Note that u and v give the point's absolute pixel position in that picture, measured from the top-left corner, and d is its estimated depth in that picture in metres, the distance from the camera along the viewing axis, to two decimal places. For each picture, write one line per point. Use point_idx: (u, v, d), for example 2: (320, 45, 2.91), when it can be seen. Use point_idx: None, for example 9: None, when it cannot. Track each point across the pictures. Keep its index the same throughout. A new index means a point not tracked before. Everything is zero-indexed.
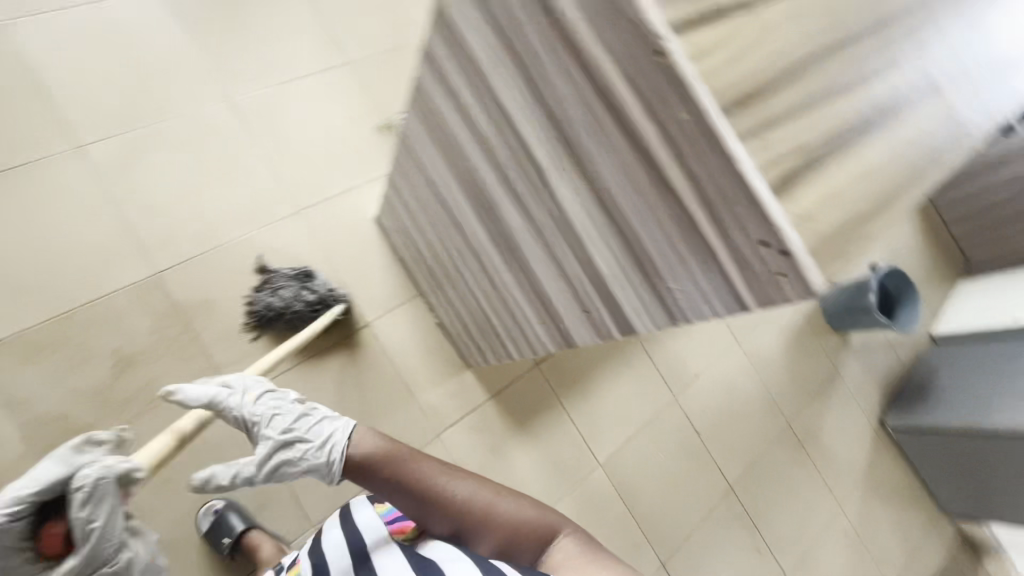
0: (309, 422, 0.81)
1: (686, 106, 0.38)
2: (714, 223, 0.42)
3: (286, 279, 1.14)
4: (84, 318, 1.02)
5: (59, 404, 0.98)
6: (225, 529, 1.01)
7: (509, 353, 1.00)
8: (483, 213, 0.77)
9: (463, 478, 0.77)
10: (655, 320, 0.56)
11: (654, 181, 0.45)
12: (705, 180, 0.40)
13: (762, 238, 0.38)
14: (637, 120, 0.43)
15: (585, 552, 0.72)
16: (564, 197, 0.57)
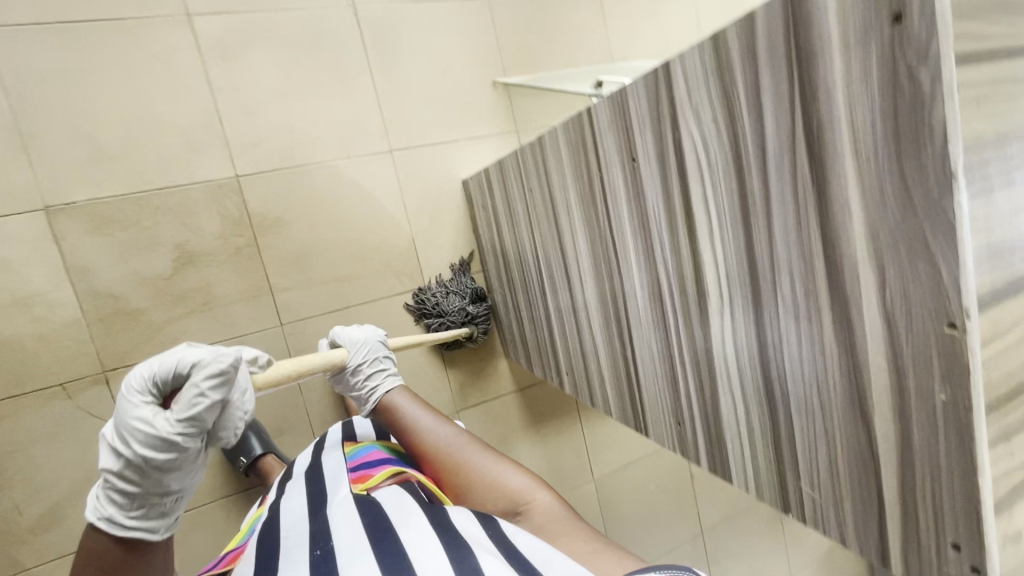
0: (372, 363, 0.82)
1: (949, 383, 0.33)
2: (900, 485, 0.38)
3: (461, 287, 1.19)
4: (157, 203, 0.99)
5: (117, 282, 0.97)
6: (241, 450, 1.03)
7: (560, 379, 0.97)
8: (601, 267, 0.71)
9: (466, 441, 0.76)
10: (756, 487, 0.53)
11: (849, 402, 0.40)
12: (918, 449, 0.36)
13: (958, 542, 0.35)
14: (869, 346, 0.37)
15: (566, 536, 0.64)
16: (717, 329, 0.52)
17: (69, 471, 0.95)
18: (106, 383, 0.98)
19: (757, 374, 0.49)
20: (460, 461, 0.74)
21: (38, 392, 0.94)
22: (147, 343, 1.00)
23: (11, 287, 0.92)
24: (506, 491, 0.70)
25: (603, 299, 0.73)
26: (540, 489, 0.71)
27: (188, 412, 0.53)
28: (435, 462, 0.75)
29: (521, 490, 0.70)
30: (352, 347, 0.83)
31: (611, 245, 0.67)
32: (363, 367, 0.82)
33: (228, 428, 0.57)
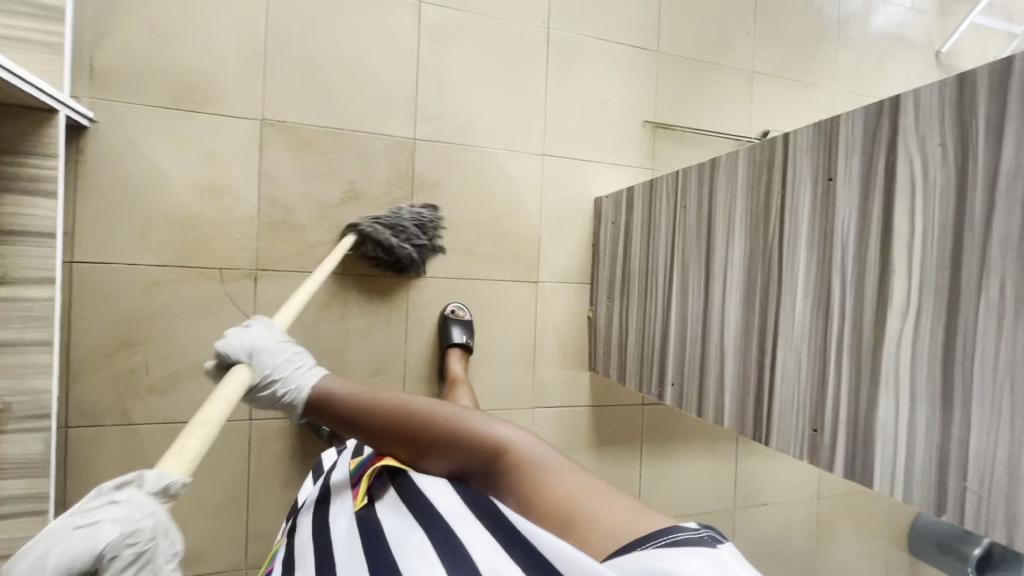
0: (282, 368, 0.75)
1: None
2: None
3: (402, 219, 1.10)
4: (346, 141, 1.13)
5: (292, 197, 1.10)
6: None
7: (660, 392, 1.01)
8: (756, 277, 0.77)
9: (424, 403, 0.72)
10: (904, 490, 0.55)
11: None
12: None
13: None
14: None
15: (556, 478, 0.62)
16: (893, 332, 0.57)
17: (200, 347, 1.05)
18: (254, 279, 1.08)
19: (934, 378, 0.53)
20: (428, 428, 0.71)
21: (199, 270, 1.05)
22: (296, 257, 1.10)
23: (212, 176, 1.05)
24: (485, 442, 0.68)
25: (749, 310, 0.78)
26: (514, 430, 0.68)
27: None
28: (404, 433, 0.72)
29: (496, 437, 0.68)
30: (254, 359, 0.73)
31: (777, 258, 0.73)
32: (272, 377, 0.74)
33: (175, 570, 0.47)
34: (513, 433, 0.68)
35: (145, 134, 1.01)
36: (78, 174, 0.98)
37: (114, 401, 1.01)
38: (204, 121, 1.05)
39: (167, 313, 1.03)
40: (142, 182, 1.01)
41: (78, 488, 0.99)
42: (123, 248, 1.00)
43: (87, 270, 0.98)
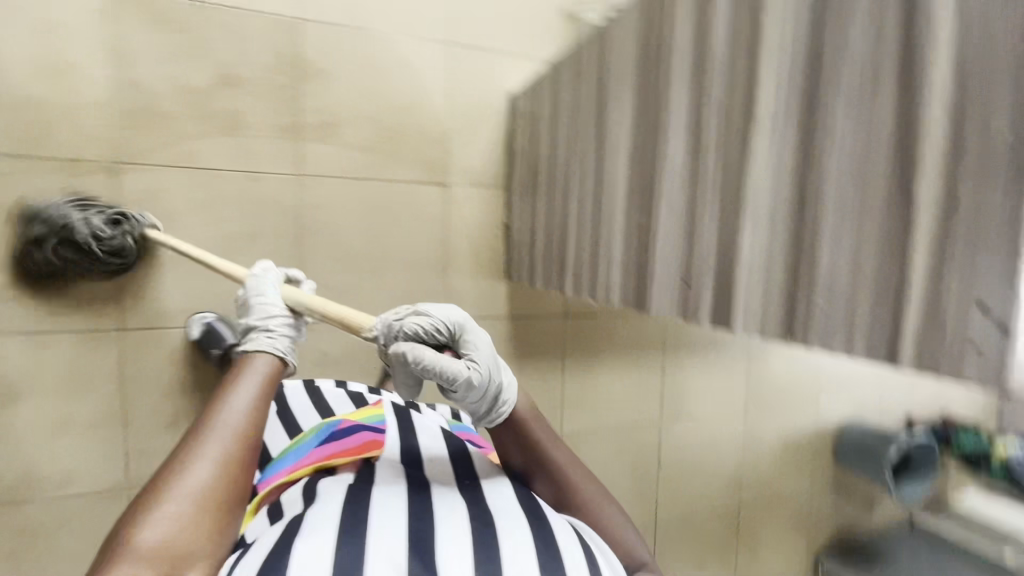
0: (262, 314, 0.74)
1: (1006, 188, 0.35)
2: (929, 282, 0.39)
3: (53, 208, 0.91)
4: (214, 17, 0.99)
5: (152, 81, 0.97)
6: (217, 339, 0.98)
7: (560, 285, 0.97)
8: (639, 134, 0.71)
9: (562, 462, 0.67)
10: (780, 325, 0.50)
11: (892, 184, 0.41)
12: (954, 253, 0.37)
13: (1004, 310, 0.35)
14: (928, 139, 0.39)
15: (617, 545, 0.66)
16: (759, 146, 0.51)
17: None
18: (112, 175, 0.96)
19: (791, 192, 0.49)
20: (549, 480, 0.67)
21: (44, 162, 0.92)
22: (163, 149, 0.98)
23: (50, 53, 0.91)
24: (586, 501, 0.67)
25: (634, 173, 0.72)
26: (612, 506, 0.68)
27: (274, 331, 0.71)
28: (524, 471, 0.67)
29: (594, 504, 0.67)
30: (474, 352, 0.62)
31: (659, 103, 0.66)
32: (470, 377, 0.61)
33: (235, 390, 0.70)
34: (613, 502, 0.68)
35: None
36: None
37: None
38: None
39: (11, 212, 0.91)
40: None
41: None
42: None
43: None
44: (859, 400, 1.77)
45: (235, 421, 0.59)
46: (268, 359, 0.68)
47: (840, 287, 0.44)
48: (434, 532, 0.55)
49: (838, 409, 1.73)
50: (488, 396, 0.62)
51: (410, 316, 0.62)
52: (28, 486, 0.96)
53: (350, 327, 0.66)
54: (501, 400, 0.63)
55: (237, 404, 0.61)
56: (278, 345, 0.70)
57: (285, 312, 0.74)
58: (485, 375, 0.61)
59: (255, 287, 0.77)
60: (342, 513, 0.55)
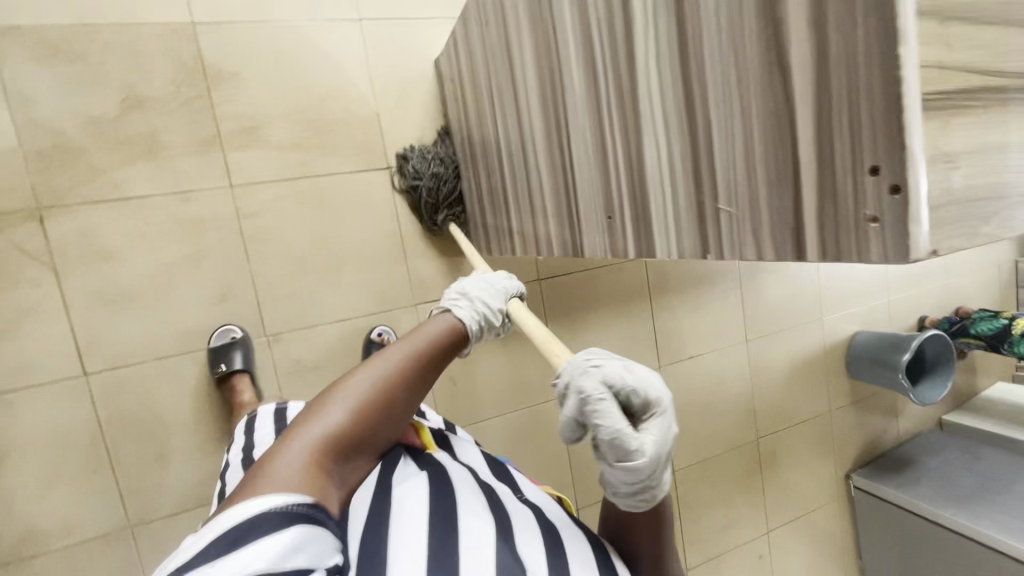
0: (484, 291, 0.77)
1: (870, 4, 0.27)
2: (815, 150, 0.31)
3: None
4: (107, 39, 0.95)
5: (57, 117, 0.93)
6: (226, 357, 1.00)
7: (510, 249, 0.91)
8: (543, 66, 0.65)
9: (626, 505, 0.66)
10: (693, 237, 0.44)
11: (758, 39, 0.34)
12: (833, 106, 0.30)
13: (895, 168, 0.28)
14: None
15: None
16: (639, 40, 0.45)
17: None
18: (40, 221, 0.94)
19: (675, 82, 0.42)
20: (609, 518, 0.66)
21: None
22: (85, 186, 0.95)
23: None
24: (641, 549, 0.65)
25: (546, 111, 0.66)
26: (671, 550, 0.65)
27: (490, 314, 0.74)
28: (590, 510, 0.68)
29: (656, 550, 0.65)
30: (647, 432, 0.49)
31: (551, 26, 0.61)
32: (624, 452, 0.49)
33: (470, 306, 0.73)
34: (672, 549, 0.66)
35: None
36: None
37: None
38: None
39: None
40: None
41: None
42: None
43: None
44: (866, 310, 1.71)
45: (404, 362, 0.67)
46: (447, 323, 0.72)
47: (733, 179, 0.38)
48: (509, 523, 0.61)
49: (844, 323, 1.68)
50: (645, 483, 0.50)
51: (599, 377, 0.50)
52: (29, 542, 0.96)
53: (549, 361, 0.59)
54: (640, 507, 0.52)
55: (407, 352, 0.67)
56: (464, 313, 0.72)
57: (495, 302, 0.74)
58: (663, 466, 0.49)
59: (473, 293, 0.75)
60: (433, 497, 0.62)
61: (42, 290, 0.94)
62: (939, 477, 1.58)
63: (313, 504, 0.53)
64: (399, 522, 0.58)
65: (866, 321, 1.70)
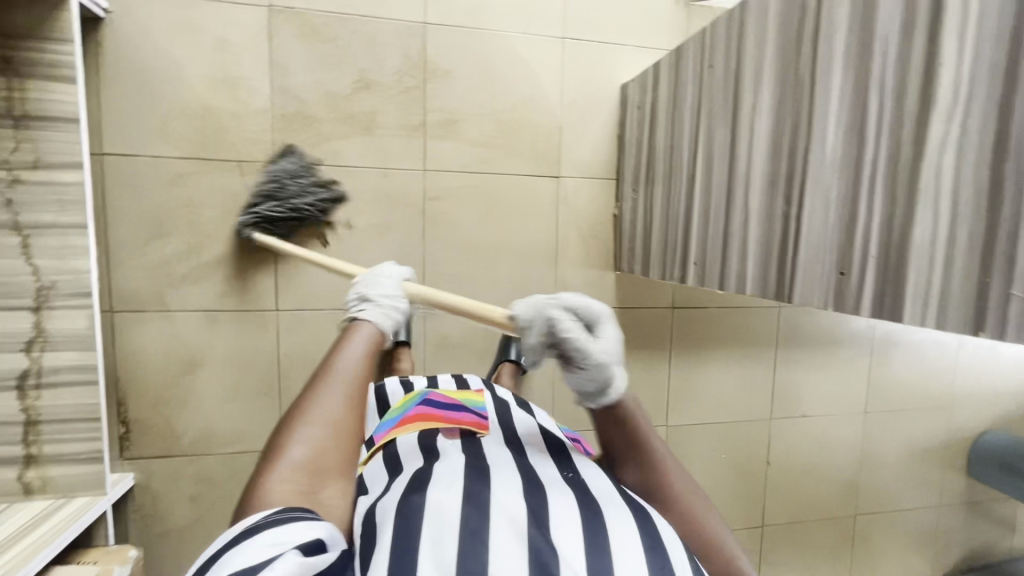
0: (378, 295, 0.72)
1: None
2: None
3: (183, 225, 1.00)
4: (355, 28, 1.09)
5: (303, 88, 1.08)
6: None
7: (681, 275, 0.96)
8: (781, 119, 0.70)
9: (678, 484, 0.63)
10: (968, 316, 0.46)
11: None
12: None
13: None
14: None
15: None
16: (939, 121, 0.49)
17: (222, 236, 1.08)
18: (271, 173, 1.09)
19: (981, 169, 0.45)
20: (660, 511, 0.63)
21: (219, 163, 1.07)
22: (311, 149, 1.10)
23: (224, 67, 1.05)
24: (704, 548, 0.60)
25: (774, 161, 0.71)
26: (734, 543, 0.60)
27: (393, 312, 0.71)
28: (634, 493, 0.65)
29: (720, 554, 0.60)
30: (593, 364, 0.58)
31: (807, 84, 0.65)
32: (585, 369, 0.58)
33: (384, 312, 0.71)
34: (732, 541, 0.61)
35: (158, 25, 1.02)
36: (98, 70, 1.01)
37: (151, 285, 1.06)
38: (212, 10, 1.03)
39: (195, 205, 1.06)
40: (160, 77, 1.03)
41: (125, 367, 1.06)
42: (150, 142, 1.04)
43: (119, 163, 1.03)
44: None
45: (350, 368, 0.61)
46: (371, 329, 0.69)
47: None
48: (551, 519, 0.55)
49: (975, 418, 1.57)
50: (599, 381, 0.59)
51: (564, 303, 0.59)
52: (204, 441, 1.11)
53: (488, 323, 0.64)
54: (614, 392, 0.59)
55: (344, 357, 0.62)
56: (383, 317, 0.70)
57: (401, 297, 0.73)
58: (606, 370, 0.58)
59: (381, 271, 0.78)
60: (463, 500, 0.55)
61: (260, 231, 1.09)
62: None
63: (289, 509, 0.49)
64: (426, 518, 0.52)
65: None
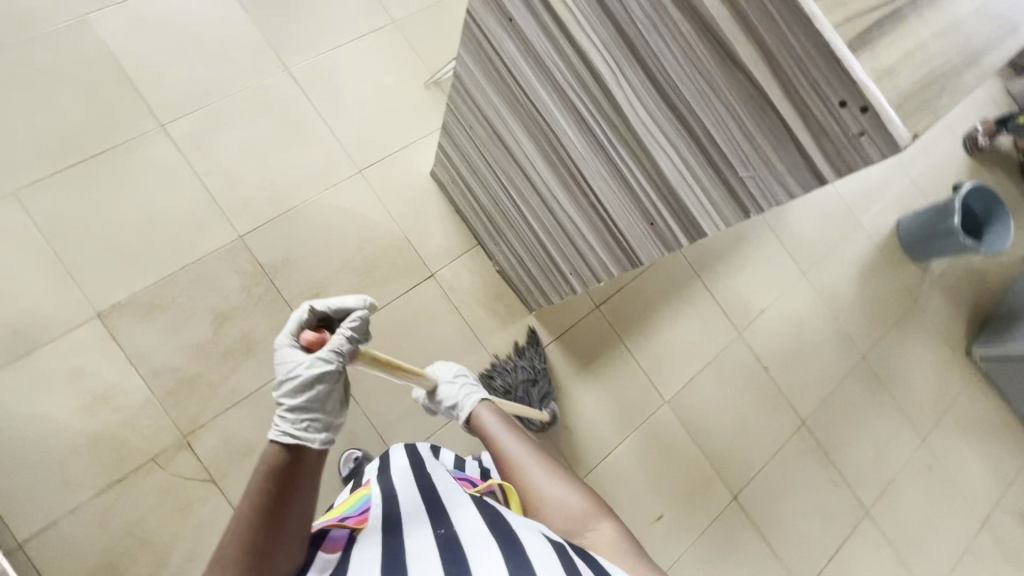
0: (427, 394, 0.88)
1: (780, 19, 0.42)
2: (796, 104, 0.43)
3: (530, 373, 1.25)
4: (184, 279, 1.13)
5: (171, 356, 1.10)
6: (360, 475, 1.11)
7: (571, 287, 1.02)
8: (535, 137, 0.79)
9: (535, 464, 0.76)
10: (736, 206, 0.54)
11: (709, 46, 0.46)
12: (783, 64, 0.43)
13: (847, 98, 0.41)
14: (709, 10, 0.45)
15: (612, 548, 0.66)
16: (612, 85, 0.57)
17: (178, 534, 1.04)
18: (188, 446, 1.07)
19: (659, 104, 0.53)
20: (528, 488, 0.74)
21: (135, 472, 1.04)
22: (210, 401, 1.10)
23: (89, 390, 1.05)
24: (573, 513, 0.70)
25: (555, 167, 0.79)
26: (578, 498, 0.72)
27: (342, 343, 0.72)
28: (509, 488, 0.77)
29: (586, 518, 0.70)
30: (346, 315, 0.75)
31: (529, 102, 0.74)
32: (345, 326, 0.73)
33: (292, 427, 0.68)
34: (575, 500, 0.72)
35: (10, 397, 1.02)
36: None
37: None
38: (50, 352, 1.05)
39: (138, 523, 1.03)
40: (36, 439, 1.02)
41: None
42: (60, 501, 1.00)
43: (43, 539, 0.99)
44: (898, 195, 1.75)
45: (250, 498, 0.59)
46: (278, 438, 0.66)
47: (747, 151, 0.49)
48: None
49: (884, 217, 1.72)
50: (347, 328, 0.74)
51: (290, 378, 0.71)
52: None
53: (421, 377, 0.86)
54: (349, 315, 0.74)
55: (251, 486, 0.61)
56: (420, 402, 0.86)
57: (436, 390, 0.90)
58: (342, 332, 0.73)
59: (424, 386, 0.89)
60: None
61: (209, 502, 1.06)
62: None
63: None
64: None
65: (903, 205, 1.74)
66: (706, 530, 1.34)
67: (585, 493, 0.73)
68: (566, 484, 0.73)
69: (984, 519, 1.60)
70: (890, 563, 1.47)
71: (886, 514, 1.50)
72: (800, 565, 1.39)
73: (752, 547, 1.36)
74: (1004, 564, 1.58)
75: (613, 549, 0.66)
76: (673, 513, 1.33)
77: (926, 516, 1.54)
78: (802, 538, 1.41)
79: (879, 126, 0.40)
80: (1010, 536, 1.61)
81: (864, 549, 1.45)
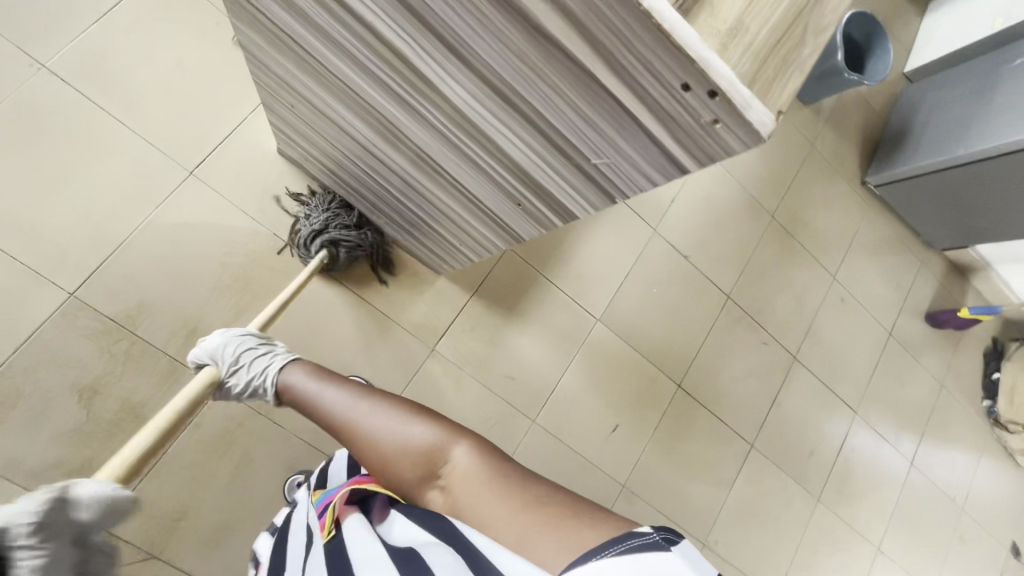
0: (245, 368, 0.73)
1: None
2: (640, 88, 0.35)
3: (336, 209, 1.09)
4: (20, 365, 0.95)
5: (46, 453, 0.95)
6: None
7: (467, 254, 0.93)
8: (367, 121, 0.64)
9: (369, 409, 0.64)
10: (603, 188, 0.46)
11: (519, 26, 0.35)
12: (612, 42, 0.33)
13: (691, 80, 0.32)
14: None
15: (471, 475, 0.58)
16: (424, 71, 0.44)
17: None
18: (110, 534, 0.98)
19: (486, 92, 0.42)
20: (366, 441, 0.63)
21: None
22: None
23: None
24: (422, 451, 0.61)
25: (401, 149, 0.66)
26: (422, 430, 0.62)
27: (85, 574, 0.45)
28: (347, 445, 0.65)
29: (437, 451, 0.61)
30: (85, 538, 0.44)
31: (340, 83, 0.58)
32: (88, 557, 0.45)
33: None
34: (419, 434, 0.62)
35: None
36: None
37: None
38: None
39: None
40: None
41: None
42: None
43: None
44: None
45: None
46: None
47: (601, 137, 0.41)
48: None
49: None
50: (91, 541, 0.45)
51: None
52: None
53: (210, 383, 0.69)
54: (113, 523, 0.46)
55: None
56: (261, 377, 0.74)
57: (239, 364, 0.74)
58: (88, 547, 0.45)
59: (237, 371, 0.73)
60: None
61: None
62: (929, 126, 1.61)
63: None
64: None
65: None
66: (660, 423, 1.42)
67: (430, 425, 0.63)
68: (411, 423, 0.63)
69: (890, 328, 1.78)
70: (819, 393, 1.64)
71: (810, 353, 1.64)
72: (746, 423, 1.53)
73: (703, 423, 1.47)
74: (908, 360, 1.81)
75: (468, 475, 0.58)
76: (627, 418, 1.39)
77: (844, 342, 1.70)
78: (744, 400, 1.53)
79: (734, 111, 0.33)
80: (912, 335, 1.82)
81: (797, 389, 1.61)
